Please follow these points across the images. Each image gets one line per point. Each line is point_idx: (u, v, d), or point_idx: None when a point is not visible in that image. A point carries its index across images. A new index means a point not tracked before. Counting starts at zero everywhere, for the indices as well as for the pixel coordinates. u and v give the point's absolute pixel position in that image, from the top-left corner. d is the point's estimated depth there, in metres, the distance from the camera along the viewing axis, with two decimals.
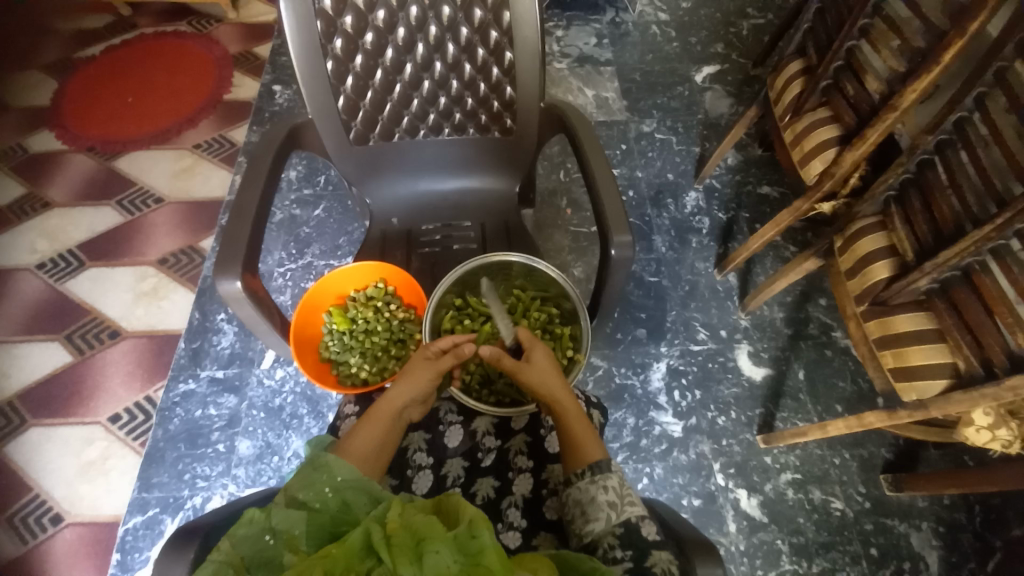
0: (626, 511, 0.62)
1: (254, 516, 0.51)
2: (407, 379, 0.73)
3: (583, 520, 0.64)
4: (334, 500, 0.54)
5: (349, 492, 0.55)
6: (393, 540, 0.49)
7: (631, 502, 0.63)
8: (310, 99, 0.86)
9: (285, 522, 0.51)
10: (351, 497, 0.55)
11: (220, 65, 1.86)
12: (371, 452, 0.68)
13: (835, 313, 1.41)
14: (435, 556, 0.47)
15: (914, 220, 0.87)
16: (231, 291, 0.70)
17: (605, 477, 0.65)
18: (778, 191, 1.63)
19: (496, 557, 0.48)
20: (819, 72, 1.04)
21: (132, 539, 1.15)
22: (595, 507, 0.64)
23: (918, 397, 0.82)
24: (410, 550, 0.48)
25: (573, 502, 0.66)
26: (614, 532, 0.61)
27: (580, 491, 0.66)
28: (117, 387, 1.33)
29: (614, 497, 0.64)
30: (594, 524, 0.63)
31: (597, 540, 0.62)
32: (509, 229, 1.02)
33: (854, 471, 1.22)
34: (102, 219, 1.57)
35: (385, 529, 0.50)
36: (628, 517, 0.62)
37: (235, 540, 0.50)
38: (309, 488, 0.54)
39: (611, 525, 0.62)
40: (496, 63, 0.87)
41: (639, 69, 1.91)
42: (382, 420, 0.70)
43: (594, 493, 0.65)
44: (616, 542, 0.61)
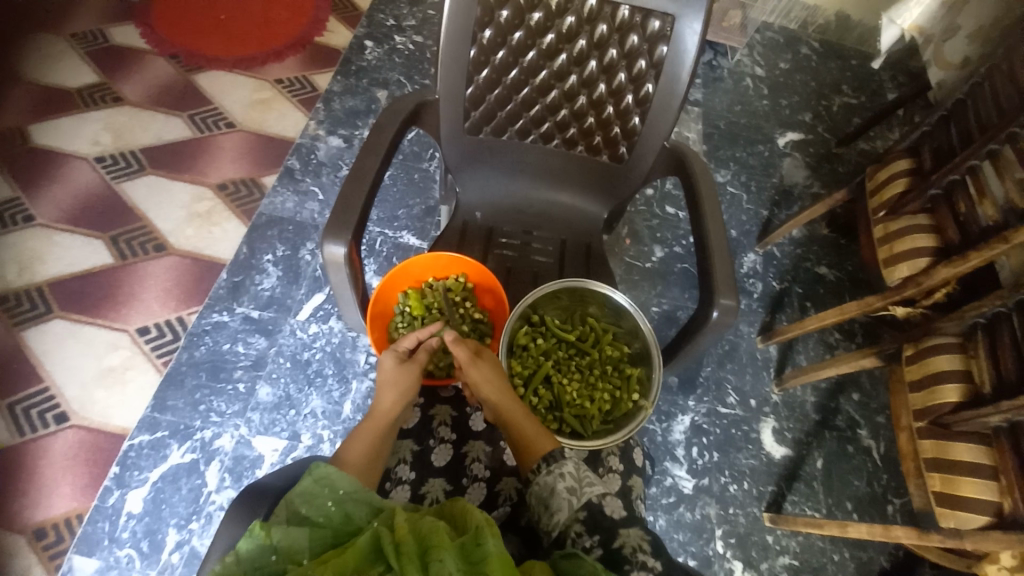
0: (587, 493, 0.64)
1: (254, 531, 0.49)
2: (385, 385, 0.78)
3: (547, 513, 0.64)
4: (337, 513, 0.53)
5: (351, 505, 0.54)
6: (402, 547, 0.48)
7: (589, 483, 0.65)
8: (441, 80, 0.85)
9: (286, 538, 0.50)
10: (354, 510, 0.54)
11: (318, 6, 1.83)
12: (367, 458, 0.69)
13: (865, 411, 1.40)
14: (440, 565, 0.47)
15: (1000, 354, 0.86)
16: (334, 255, 0.69)
17: (560, 463, 0.67)
18: (835, 275, 1.62)
19: (499, 564, 0.49)
20: (932, 180, 1.04)
21: (135, 456, 1.15)
22: (556, 497, 0.64)
23: (955, 525, 0.84)
24: (418, 559, 0.48)
25: (535, 496, 0.66)
26: (578, 517, 0.63)
27: (541, 485, 0.66)
28: (152, 301, 1.31)
29: (572, 482, 0.65)
30: (558, 514, 0.63)
31: (564, 530, 0.63)
32: (589, 252, 1.02)
33: (850, 572, 1.22)
34: (171, 129, 1.56)
35: (394, 535, 0.49)
36: (589, 497, 0.64)
37: (237, 558, 0.48)
38: (310, 504, 0.54)
39: (575, 511, 0.63)
40: (632, 91, 0.85)
41: (725, 117, 1.90)
42: (373, 427, 0.73)
43: (553, 484, 0.65)
44: (582, 528, 0.63)
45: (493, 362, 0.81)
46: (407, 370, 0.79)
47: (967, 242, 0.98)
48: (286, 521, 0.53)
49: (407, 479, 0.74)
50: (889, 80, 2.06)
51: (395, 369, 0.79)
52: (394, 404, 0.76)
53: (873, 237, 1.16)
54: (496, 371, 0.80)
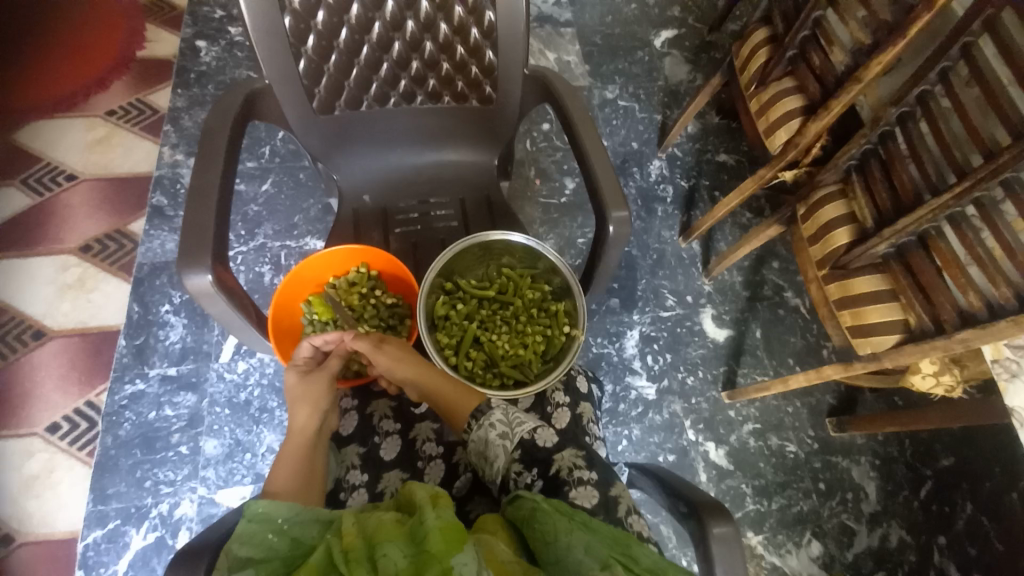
0: (518, 433, 0.66)
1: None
2: (297, 402, 0.75)
3: (488, 465, 0.66)
4: (282, 542, 0.52)
5: (295, 530, 0.52)
6: (349, 554, 0.47)
7: (520, 423, 0.67)
8: (266, 62, 0.77)
9: None
10: (300, 533, 0.52)
11: (129, 15, 1.59)
12: (298, 479, 0.67)
13: (787, 275, 1.51)
14: (386, 558, 0.46)
15: (875, 189, 0.93)
16: (201, 286, 0.63)
17: (488, 414, 0.69)
18: (735, 159, 1.69)
19: (440, 537, 0.47)
20: (785, 43, 1.07)
21: (95, 554, 1.06)
22: (492, 447, 0.66)
23: (873, 349, 0.92)
24: (366, 560, 0.47)
25: (475, 453, 0.68)
26: (515, 457, 0.65)
27: (476, 441, 0.68)
28: (51, 393, 1.18)
29: (503, 428, 0.67)
30: (496, 462, 0.65)
31: (506, 474, 0.65)
32: (491, 203, 0.99)
33: (805, 417, 1.35)
34: (2, 201, 1.34)
35: (342, 544, 0.49)
36: (521, 436, 0.66)
37: None
38: (250, 542, 0.51)
39: (511, 454, 0.65)
40: (474, 25, 0.81)
41: (600, 31, 1.87)
42: (295, 449, 0.70)
43: (486, 435, 0.67)
44: (521, 466, 0.65)
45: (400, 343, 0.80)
46: (314, 379, 0.77)
47: (826, 93, 1.03)
48: (228, 568, 0.50)
49: (360, 482, 0.73)
50: None
51: (301, 385, 0.77)
52: (311, 417, 0.74)
53: (751, 112, 1.20)
54: (405, 350, 0.79)
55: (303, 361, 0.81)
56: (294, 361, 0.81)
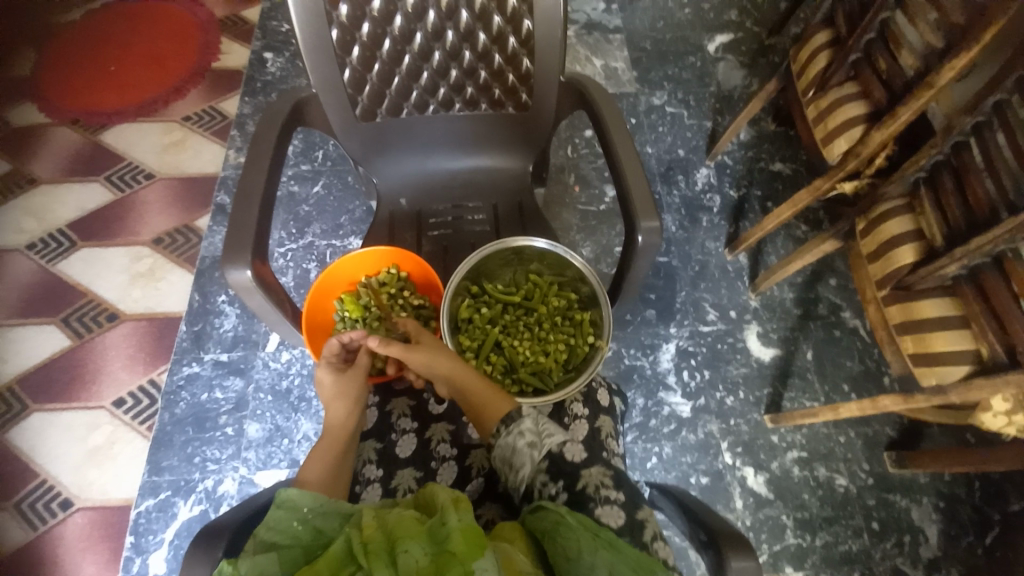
0: (547, 444, 0.65)
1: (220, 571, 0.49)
2: (332, 402, 0.77)
3: (513, 471, 0.66)
4: (306, 531, 0.53)
5: (319, 520, 0.54)
6: (370, 546, 0.48)
7: (549, 435, 0.66)
8: (313, 70, 0.81)
9: (253, 569, 0.48)
10: (324, 524, 0.54)
11: (206, 30, 1.74)
12: (328, 475, 0.69)
13: (845, 293, 1.40)
14: (406, 554, 0.47)
15: (945, 202, 0.84)
16: (241, 280, 0.67)
17: (518, 422, 0.68)
18: (791, 168, 1.59)
19: (461, 538, 0.47)
20: (849, 45, 1.00)
21: (146, 521, 1.15)
22: (518, 455, 0.66)
23: (937, 381, 0.83)
24: (385, 553, 0.47)
25: (500, 458, 0.68)
26: (541, 468, 0.64)
27: (503, 447, 0.67)
28: (119, 371, 1.30)
29: (532, 437, 0.66)
30: (522, 470, 0.65)
31: (530, 484, 0.64)
32: (524, 209, 0.99)
33: (859, 449, 1.24)
34: (91, 197, 1.51)
35: (362, 535, 0.49)
36: (549, 448, 0.65)
37: None
38: (276, 528, 0.52)
39: (538, 464, 0.64)
40: (512, 33, 0.81)
41: (650, 36, 1.83)
42: (328, 446, 0.72)
43: (514, 442, 0.67)
44: (547, 477, 0.63)
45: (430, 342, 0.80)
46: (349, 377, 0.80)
47: (895, 99, 0.95)
48: (252, 551, 0.51)
49: (376, 477, 0.74)
50: None
51: (336, 381, 0.79)
52: (348, 414, 0.77)
53: (807, 119, 1.12)
54: (434, 348, 0.78)
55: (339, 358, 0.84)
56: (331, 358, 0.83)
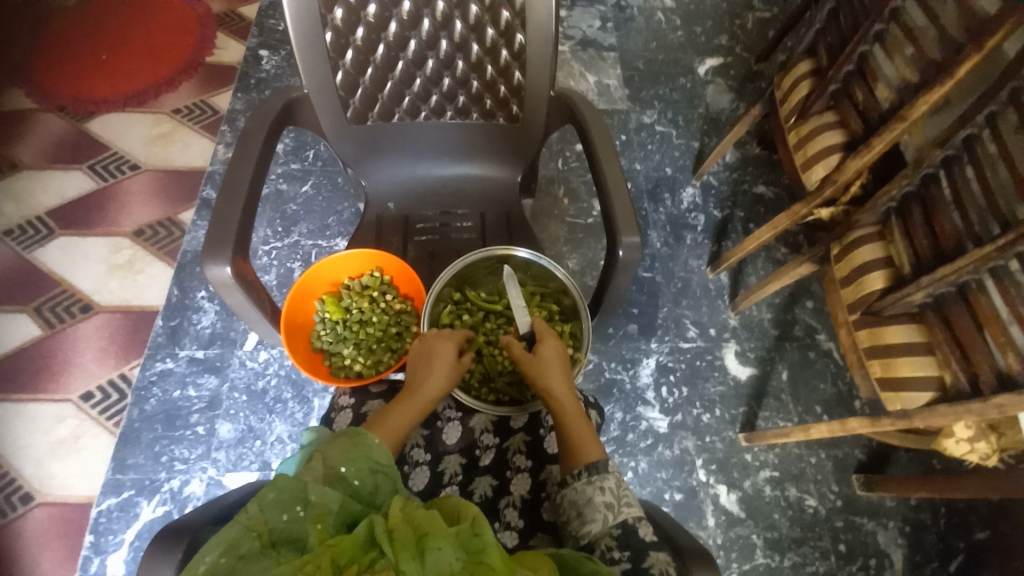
0: (624, 512, 0.63)
1: (288, 485, 0.52)
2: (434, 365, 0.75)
3: (581, 521, 0.64)
4: (366, 485, 0.56)
5: (381, 478, 0.57)
6: (395, 535, 0.48)
7: (628, 504, 0.64)
8: (305, 71, 0.82)
9: (320, 498, 0.52)
10: (381, 482, 0.57)
11: (202, 24, 1.74)
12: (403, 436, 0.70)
13: (821, 317, 1.43)
14: (437, 553, 0.47)
15: (914, 233, 0.88)
16: (220, 276, 0.67)
17: (602, 477, 0.66)
18: (773, 192, 1.63)
19: (500, 557, 0.49)
20: (829, 77, 1.04)
21: (106, 521, 1.12)
22: (592, 509, 0.64)
23: (902, 407, 0.85)
24: (413, 545, 0.48)
25: (570, 505, 0.66)
26: (611, 533, 0.62)
27: (577, 492, 0.66)
28: (90, 363, 1.27)
29: (610, 498, 0.64)
30: (591, 525, 0.63)
31: (594, 541, 0.62)
32: (510, 219, 1.00)
33: (829, 470, 1.26)
34: (72, 184, 1.48)
35: (387, 524, 0.50)
36: (625, 517, 0.62)
37: (264, 504, 0.50)
38: (350, 464, 0.56)
39: (609, 526, 0.62)
40: (505, 47, 0.83)
41: (642, 57, 1.87)
42: (410, 406, 0.72)
43: (591, 494, 0.65)
44: (614, 543, 0.61)
45: (552, 355, 0.77)
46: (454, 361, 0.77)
47: (870, 131, 0.99)
48: (322, 478, 0.55)
49: None
50: None
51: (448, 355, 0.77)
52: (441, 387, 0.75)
53: (788, 146, 1.16)
54: (555, 363, 0.76)
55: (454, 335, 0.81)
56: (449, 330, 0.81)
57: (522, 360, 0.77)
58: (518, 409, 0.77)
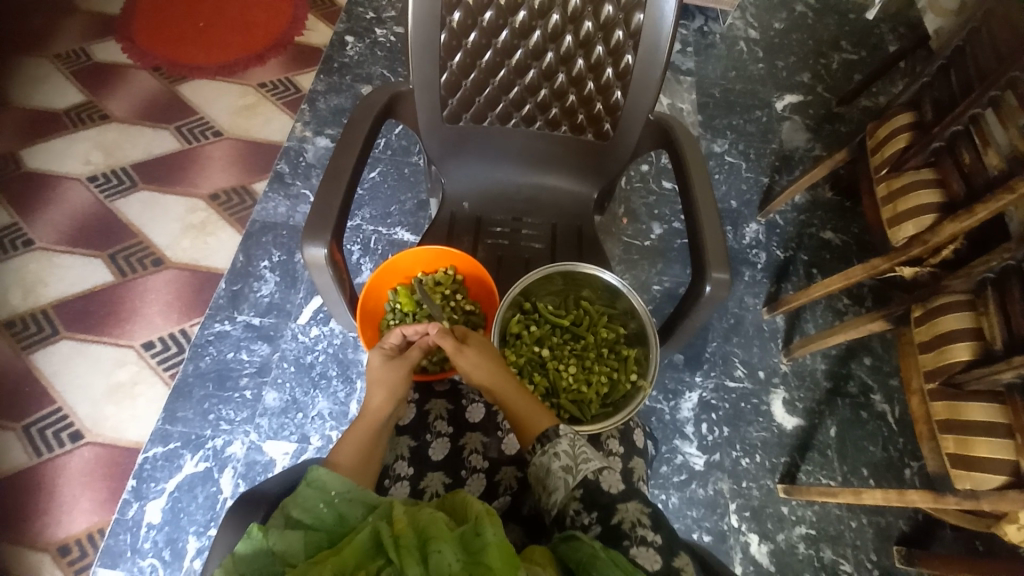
0: (583, 470, 0.63)
1: (252, 534, 0.51)
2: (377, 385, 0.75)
3: (546, 493, 0.64)
4: (330, 514, 0.53)
5: (344, 506, 0.54)
6: (400, 540, 0.48)
7: (585, 460, 0.64)
8: (414, 68, 0.83)
9: (283, 541, 0.50)
10: (347, 509, 0.54)
11: (296, 5, 1.80)
12: (361, 458, 0.68)
13: (878, 375, 1.37)
14: (438, 555, 0.47)
15: (1010, 308, 0.83)
16: (315, 257, 0.69)
17: (554, 442, 0.66)
18: (841, 239, 1.58)
19: (498, 553, 0.48)
20: (934, 132, 0.99)
21: (150, 468, 1.17)
22: (552, 477, 0.64)
23: (972, 487, 0.82)
24: (416, 550, 0.48)
25: (535, 477, 0.66)
26: (575, 496, 0.62)
27: (538, 465, 0.66)
28: (155, 315, 1.33)
29: (567, 461, 0.64)
30: (555, 493, 0.62)
31: (563, 508, 0.62)
32: (581, 235, 1.00)
33: (869, 538, 1.21)
34: (159, 143, 1.56)
35: (392, 529, 0.50)
36: (585, 475, 0.62)
37: (235, 560, 0.50)
38: (305, 506, 0.54)
39: (572, 490, 0.62)
40: (611, 65, 0.83)
41: (720, 85, 1.84)
42: (365, 428, 0.71)
43: (548, 463, 0.65)
44: (581, 506, 0.61)
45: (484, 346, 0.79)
46: (395, 367, 0.77)
47: (973, 195, 0.95)
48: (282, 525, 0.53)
49: (405, 475, 0.75)
50: (892, 34, 1.99)
51: (382, 366, 0.77)
52: (387, 401, 0.74)
53: (876, 197, 1.12)
54: (489, 353, 0.78)
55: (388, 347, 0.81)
56: (382, 342, 0.81)
57: (456, 356, 0.77)
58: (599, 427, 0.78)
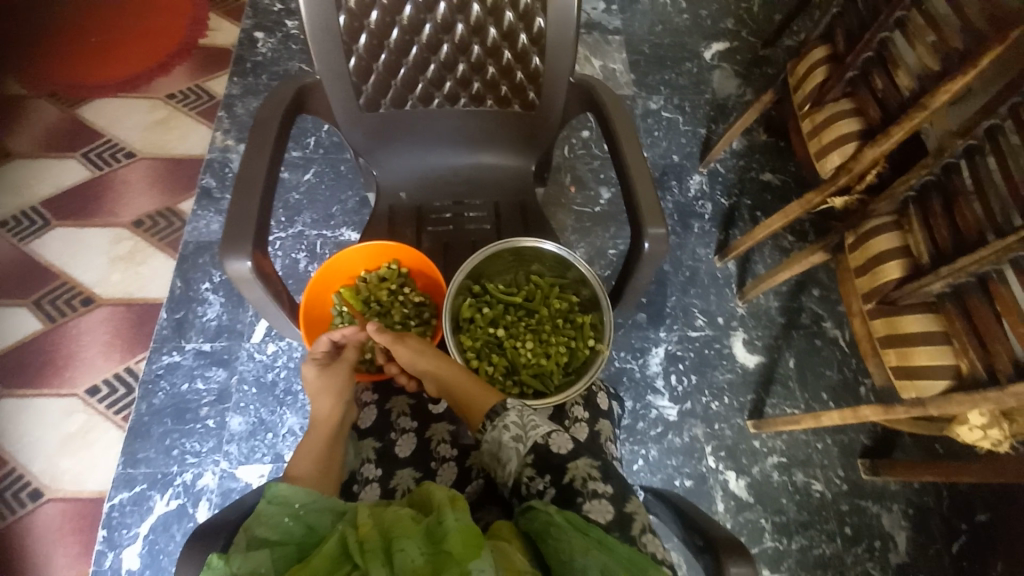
0: (532, 437, 0.66)
1: (213, 562, 0.50)
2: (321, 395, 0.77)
3: (500, 466, 0.67)
4: (297, 527, 0.53)
5: (311, 516, 0.54)
6: (366, 543, 0.48)
7: (535, 427, 0.67)
8: (318, 57, 0.79)
9: (244, 565, 0.49)
10: (315, 520, 0.54)
11: (194, 5, 1.67)
12: (319, 468, 0.70)
13: (827, 304, 1.44)
14: (402, 554, 0.47)
15: (933, 222, 0.87)
16: (239, 271, 0.65)
17: (502, 416, 0.69)
18: (780, 179, 1.63)
19: (460, 538, 0.48)
20: (846, 63, 1.02)
21: (119, 515, 1.11)
22: (505, 449, 0.66)
23: (917, 395, 0.87)
24: (381, 552, 0.48)
25: (487, 453, 0.69)
26: (527, 463, 0.65)
27: (490, 441, 0.68)
28: (95, 357, 1.24)
29: (517, 431, 0.67)
30: (509, 464, 0.66)
31: (517, 477, 0.65)
32: (525, 209, 0.98)
33: (835, 456, 1.29)
34: (67, 174, 1.43)
35: (357, 533, 0.50)
36: (534, 441, 0.66)
37: None
38: (269, 524, 0.53)
39: (523, 458, 0.65)
40: (524, 30, 0.81)
41: (648, 41, 1.84)
42: (318, 437, 0.74)
43: (499, 437, 0.67)
44: (534, 471, 0.64)
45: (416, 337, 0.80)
46: (333, 374, 0.80)
47: (889, 119, 0.98)
48: (245, 547, 0.51)
49: (374, 477, 0.74)
50: None
51: (319, 376, 0.80)
52: (334, 406, 0.77)
53: (802, 133, 1.15)
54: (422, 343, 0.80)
55: (324, 359, 0.83)
56: (312, 354, 0.83)
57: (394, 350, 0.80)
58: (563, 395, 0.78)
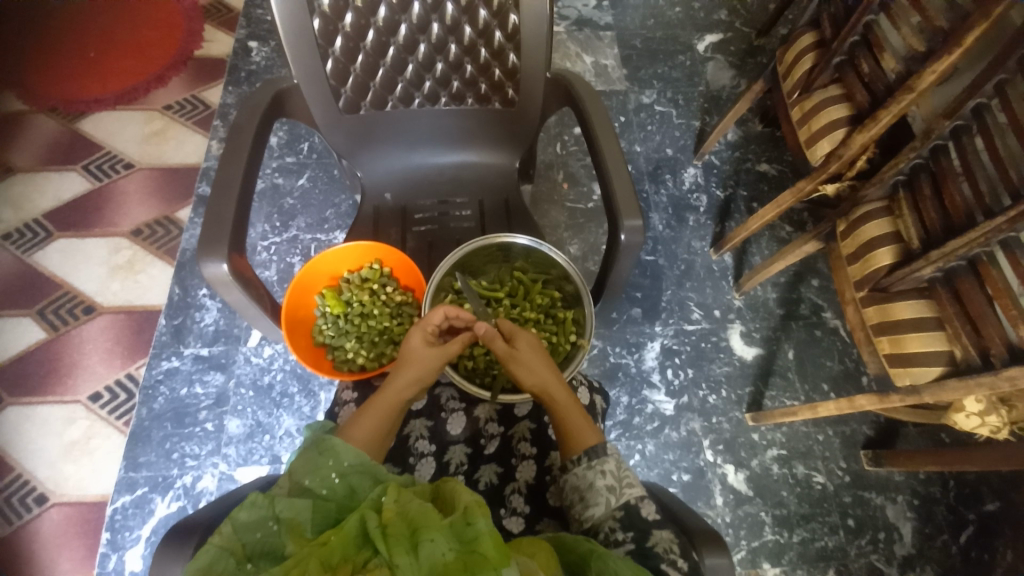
0: (625, 494, 0.63)
1: (257, 501, 0.51)
2: (409, 361, 0.72)
3: (583, 506, 0.65)
4: (342, 486, 0.54)
5: (355, 477, 0.55)
6: (388, 529, 0.48)
7: (630, 485, 0.64)
8: (295, 62, 0.80)
9: (290, 509, 0.51)
10: (357, 481, 0.55)
11: (189, 17, 1.70)
12: (375, 434, 0.67)
13: (826, 294, 1.42)
14: (430, 545, 0.47)
15: (923, 206, 0.86)
16: (217, 274, 0.68)
17: (602, 461, 0.66)
18: (777, 169, 1.60)
19: (492, 541, 0.47)
20: (833, 47, 1.01)
21: (122, 518, 1.13)
22: (595, 493, 0.64)
23: (911, 382, 0.84)
24: (405, 540, 0.47)
25: (571, 489, 0.67)
26: (614, 515, 0.63)
27: (578, 477, 0.66)
28: (96, 365, 1.27)
29: (613, 481, 0.64)
30: (594, 509, 0.64)
31: (597, 524, 0.63)
32: (509, 205, 0.98)
33: (837, 447, 1.26)
34: (69, 186, 1.47)
35: (380, 518, 0.49)
36: (627, 499, 0.63)
37: (237, 525, 0.50)
38: (315, 474, 0.54)
39: (612, 509, 0.63)
40: (499, 27, 0.81)
41: (640, 34, 1.83)
42: (384, 404, 0.69)
43: (592, 479, 0.65)
44: (617, 524, 0.62)
45: (534, 348, 0.74)
46: (433, 352, 0.73)
47: (876, 103, 0.96)
48: (290, 491, 0.53)
49: None
50: None
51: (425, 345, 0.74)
52: (411, 382, 0.71)
53: (792, 121, 1.14)
54: (538, 356, 0.73)
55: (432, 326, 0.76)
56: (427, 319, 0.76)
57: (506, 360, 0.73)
58: (521, 398, 0.78)
